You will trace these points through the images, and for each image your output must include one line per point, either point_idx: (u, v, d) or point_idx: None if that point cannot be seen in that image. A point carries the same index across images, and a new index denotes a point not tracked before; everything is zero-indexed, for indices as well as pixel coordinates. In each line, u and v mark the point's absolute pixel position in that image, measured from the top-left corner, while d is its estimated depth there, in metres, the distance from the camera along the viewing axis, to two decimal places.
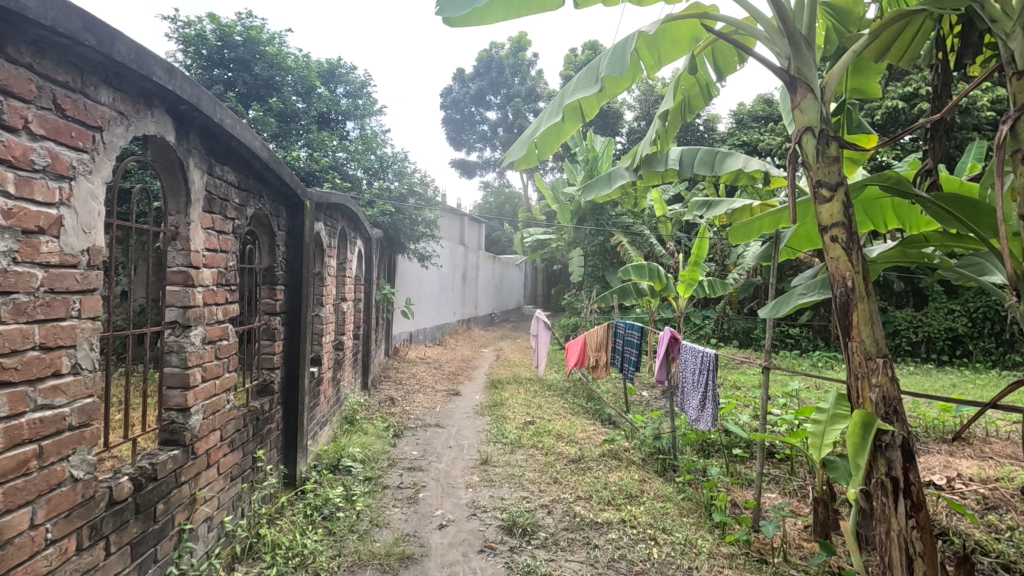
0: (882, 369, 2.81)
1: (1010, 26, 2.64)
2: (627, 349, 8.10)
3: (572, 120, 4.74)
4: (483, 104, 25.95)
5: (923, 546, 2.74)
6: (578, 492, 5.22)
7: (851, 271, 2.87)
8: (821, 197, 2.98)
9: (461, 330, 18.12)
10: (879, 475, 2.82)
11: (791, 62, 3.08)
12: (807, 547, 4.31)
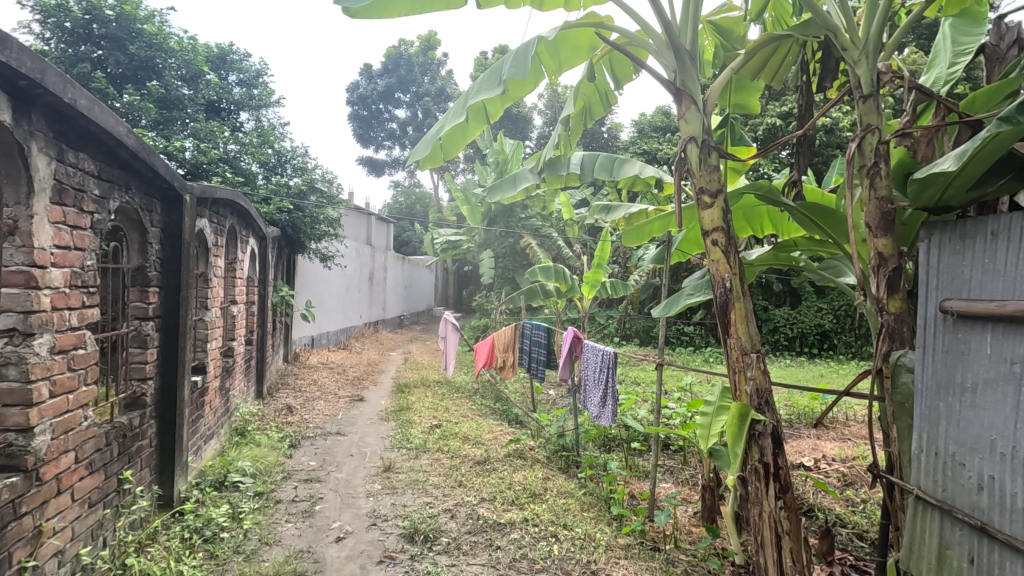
0: (756, 363, 3.04)
1: (857, 55, 2.96)
2: (534, 349, 8.23)
3: (478, 121, 4.77)
4: (392, 101, 25.37)
5: (789, 524, 2.98)
6: (482, 494, 5.21)
7: (730, 272, 3.09)
8: (703, 203, 3.18)
9: (368, 333, 17.57)
10: (753, 461, 3.04)
11: (676, 75, 3.26)
12: (695, 533, 4.58)
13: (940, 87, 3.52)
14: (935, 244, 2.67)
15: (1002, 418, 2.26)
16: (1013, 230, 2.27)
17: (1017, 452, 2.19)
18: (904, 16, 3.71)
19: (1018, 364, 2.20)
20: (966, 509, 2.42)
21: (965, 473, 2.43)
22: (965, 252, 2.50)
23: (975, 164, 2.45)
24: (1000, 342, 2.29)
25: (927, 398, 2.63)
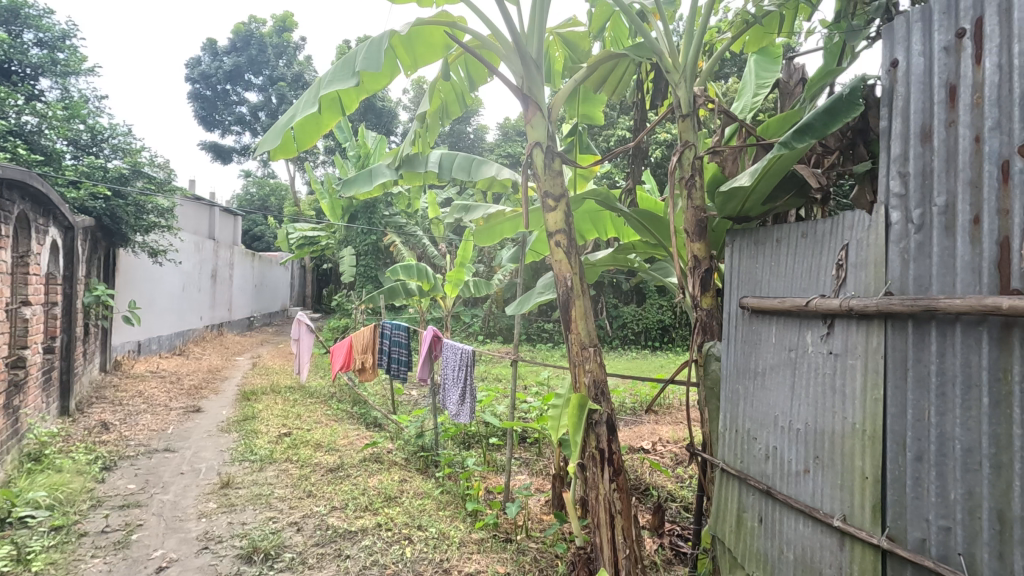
0: (593, 357, 3.27)
1: (677, 78, 3.32)
2: (394, 350, 8.05)
3: (332, 112, 4.52)
4: (241, 82, 23.20)
5: (621, 504, 3.24)
6: (333, 503, 4.97)
7: (571, 272, 3.29)
8: (548, 206, 3.34)
9: (211, 336, 15.88)
10: (591, 448, 3.26)
11: (523, 82, 3.39)
12: (545, 520, 4.81)
13: (746, 113, 4.06)
14: (736, 249, 3.10)
15: (783, 396, 2.68)
16: (791, 237, 2.72)
17: (793, 424, 2.61)
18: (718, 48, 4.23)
19: (794, 350, 2.63)
20: (756, 476, 2.82)
21: (757, 445, 2.83)
22: (758, 256, 2.93)
23: (765, 179, 2.85)
24: (782, 332, 2.72)
25: (731, 382, 3.04)
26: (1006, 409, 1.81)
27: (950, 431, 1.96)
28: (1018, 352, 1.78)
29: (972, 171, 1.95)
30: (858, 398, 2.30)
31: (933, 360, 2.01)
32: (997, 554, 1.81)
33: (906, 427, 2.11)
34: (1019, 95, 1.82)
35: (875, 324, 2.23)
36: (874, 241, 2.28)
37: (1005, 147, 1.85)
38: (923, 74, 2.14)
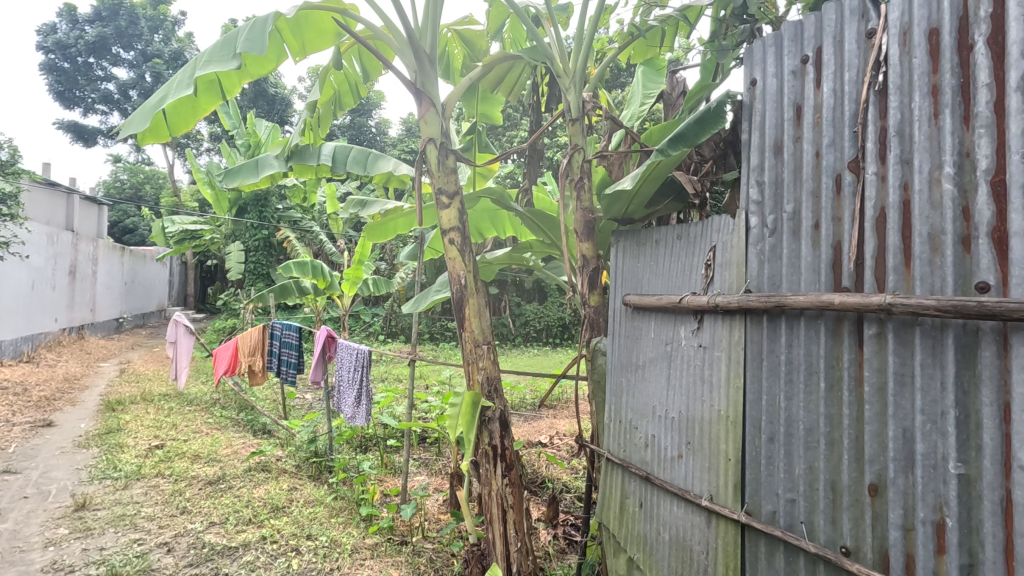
0: (486, 355, 3.29)
1: (567, 82, 3.43)
2: (285, 351, 7.60)
3: (210, 96, 4.17)
4: (107, 56, 20.74)
5: (513, 498, 3.30)
6: (211, 518, 4.59)
7: (465, 270, 3.29)
8: (441, 203, 3.31)
9: (68, 340, 14.07)
10: (484, 445, 3.29)
11: (416, 76, 3.33)
12: (442, 520, 4.78)
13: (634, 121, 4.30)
14: (621, 249, 3.27)
15: (660, 387, 2.86)
16: (669, 239, 2.91)
17: (668, 412, 2.80)
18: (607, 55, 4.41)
19: (670, 344, 2.82)
20: (637, 463, 2.99)
21: (638, 433, 3.01)
22: (640, 256, 3.11)
23: (646, 183, 3.02)
24: (660, 327, 2.90)
25: (615, 375, 3.20)
26: (839, 392, 2.07)
27: (796, 413, 2.20)
28: (847, 342, 2.04)
29: (813, 182, 2.20)
30: (723, 387, 2.51)
31: (783, 350, 2.25)
32: (831, 519, 2.07)
33: (761, 412, 2.34)
34: (849, 117, 2.09)
35: (737, 319, 2.45)
36: (736, 243, 2.51)
37: (838, 162, 2.12)
38: (775, 93, 2.38)
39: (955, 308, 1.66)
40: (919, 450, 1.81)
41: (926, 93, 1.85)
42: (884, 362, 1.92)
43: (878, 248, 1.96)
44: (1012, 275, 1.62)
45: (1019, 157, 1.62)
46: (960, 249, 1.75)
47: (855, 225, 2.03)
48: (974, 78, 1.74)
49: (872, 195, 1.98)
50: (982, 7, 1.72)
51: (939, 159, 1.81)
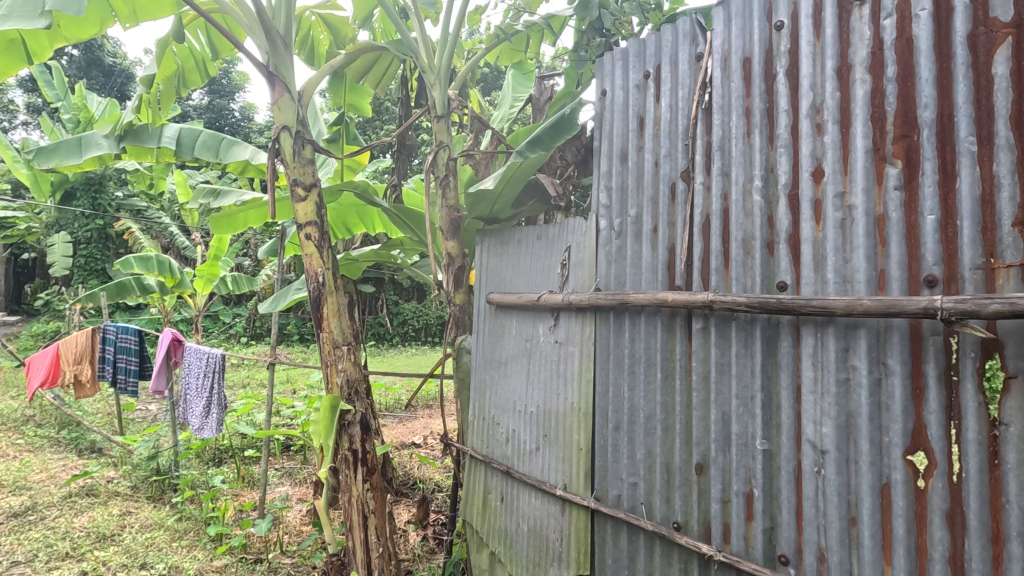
0: (346, 356, 3.16)
1: (433, 79, 3.40)
2: (120, 358, 6.68)
3: (11, 58, 3.53)
4: None
5: (375, 503, 3.20)
6: (14, 557, 3.91)
7: (323, 267, 3.13)
8: (297, 196, 3.11)
9: None
10: (343, 450, 3.15)
11: (269, 58, 3.10)
12: (304, 531, 4.53)
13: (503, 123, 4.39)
14: (485, 248, 3.31)
15: (520, 383, 2.94)
16: (529, 239, 3.00)
17: (527, 407, 2.88)
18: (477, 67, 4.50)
19: (529, 341, 2.91)
20: (499, 458, 3.05)
21: (499, 429, 3.06)
22: (503, 254, 3.17)
23: (507, 184, 3.07)
24: (520, 324, 2.98)
25: (479, 372, 3.24)
26: (672, 382, 2.27)
27: (638, 403, 2.38)
28: (679, 336, 2.24)
29: (653, 189, 2.39)
30: (575, 380, 2.64)
31: (627, 345, 2.42)
32: (665, 499, 2.26)
33: (608, 402, 2.50)
34: (681, 131, 2.30)
35: (588, 316, 2.59)
36: (588, 244, 2.65)
37: (673, 172, 2.32)
38: (622, 104, 2.55)
39: (760, 305, 1.90)
40: (734, 431, 2.05)
41: (741, 114, 2.09)
42: (708, 353, 2.14)
43: (704, 250, 2.19)
44: (803, 276, 1.89)
45: (808, 175, 1.89)
46: (766, 253, 2.00)
47: (686, 230, 2.24)
48: (777, 103, 2.00)
49: (699, 203, 2.20)
50: (783, 42, 1.99)
51: (751, 172, 2.06)
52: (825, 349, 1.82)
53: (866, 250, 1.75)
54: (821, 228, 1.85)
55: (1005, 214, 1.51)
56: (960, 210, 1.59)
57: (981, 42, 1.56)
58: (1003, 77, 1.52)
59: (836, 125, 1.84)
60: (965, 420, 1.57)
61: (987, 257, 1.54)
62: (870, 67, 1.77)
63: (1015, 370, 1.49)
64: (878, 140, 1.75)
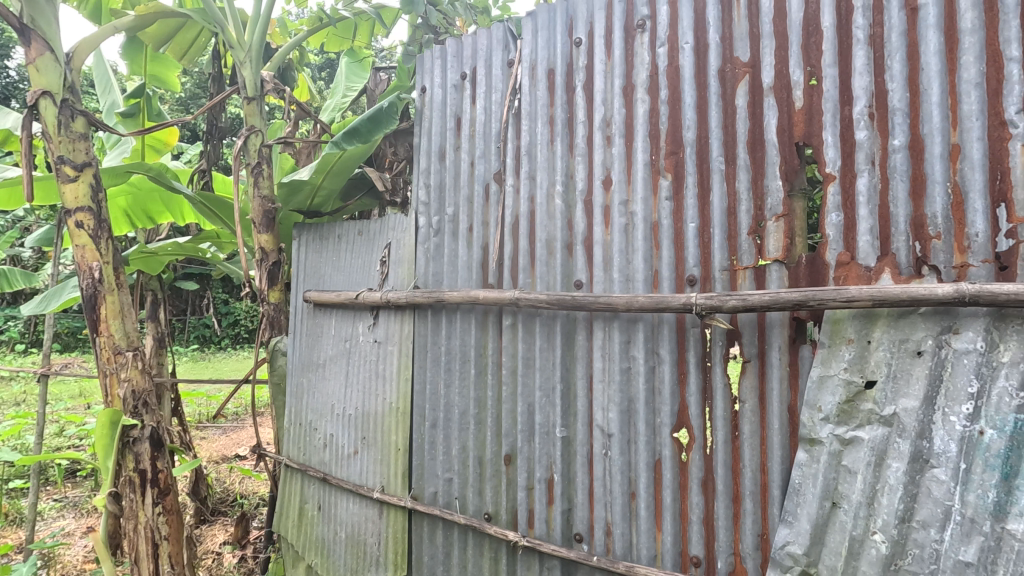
0: (132, 363, 2.75)
1: (243, 56, 3.10)
2: None
3: None
4: None
5: (169, 527, 2.85)
6: None
7: (100, 261, 2.68)
8: (63, 175, 2.62)
9: None
10: (127, 472, 2.75)
11: (22, 6, 2.55)
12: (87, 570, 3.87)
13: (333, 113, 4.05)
14: (303, 243, 3.10)
15: (338, 385, 2.82)
16: (350, 234, 2.88)
17: (346, 410, 2.77)
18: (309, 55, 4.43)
19: (348, 340, 2.80)
20: (316, 465, 2.89)
21: (317, 434, 2.90)
22: (322, 250, 3.00)
23: (336, 176, 2.95)
24: (340, 323, 2.86)
25: (296, 375, 3.04)
26: (484, 377, 2.34)
27: (453, 399, 2.41)
28: (491, 332, 2.32)
29: (469, 188, 2.43)
30: (394, 379, 2.60)
31: (443, 342, 2.44)
32: (478, 491, 2.33)
33: (425, 400, 2.50)
34: (494, 134, 2.37)
35: (407, 314, 2.56)
36: (407, 242, 2.61)
37: (487, 173, 2.38)
38: (440, 103, 2.56)
39: (559, 302, 2.04)
40: (538, 420, 2.17)
41: (546, 122, 2.22)
42: (516, 348, 2.25)
43: (514, 250, 2.28)
44: (595, 275, 2.06)
45: (600, 182, 2.07)
46: (565, 253, 2.14)
47: (498, 230, 2.32)
48: (576, 114, 2.15)
49: (509, 204, 2.30)
50: (581, 58, 2.15)
51: (554, 177, 2.19)
52: (611, 341, 2.01)
53: (644, 252, 1.96)
54: (610, 232, 2.04)
55: (743, 224, 1.80)
56: (712, 220, 1.85)
57: (727, 76, 1.84)
58: (742, 108, 1.80)
59: (621, 139, 2.03)
60: (715, 399, 1.84)
61: (731, 260, 1.82)
62: (648, 89, 1.99)
63: (749, 355, 1.78)
64: (653, 154, 1.97)
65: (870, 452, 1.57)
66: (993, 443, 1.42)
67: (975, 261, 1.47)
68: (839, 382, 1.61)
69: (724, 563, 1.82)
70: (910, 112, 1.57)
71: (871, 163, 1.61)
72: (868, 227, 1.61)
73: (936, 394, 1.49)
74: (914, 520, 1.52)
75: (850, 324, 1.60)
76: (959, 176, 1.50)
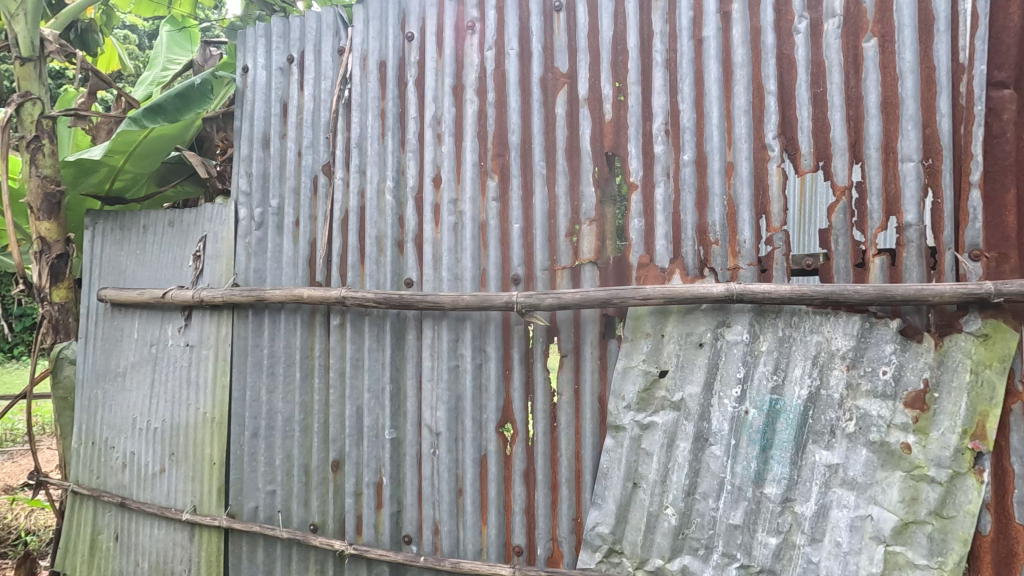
0: None
1: (13, 8, 2.58)
2: None
3: None
4: None
5: None
6: None
7: None
8: None
9: None
10: None
11: None
12: None
13: (154, 87, 3.33)
14: (98, 233, 2.67)
15: (141, 396, 2.48)
16: (157, 225, 2.54)
17: (150, 423, 2.45)
18: (118, 21, 3.78)
19: (154, 345, 2.48)
20: (112, 489, 2.51)
21: (114, 454, 2.52)
22: (122, 242, 2.61)
23: (143, 160, 2.55)
24: (144, 326, 2.51)
25: (87, 388, 2.61)
26: (311, 380, 2.21)
27: (276, 406, 2.24)
28: (319, 332, 2.19)
29: (295, 180, 2.28)
30: (208, 387, 2.35)
31: (265, 345, 2.25)
32: (303, 501, 2.19)
33: (245, 408, 2.29)
34: (324, 123, 2.25)
35: (224, 315, 2.33)
36: (225, 235, 2.37)
37: (315, 164, 2.26)
38: (263, 86, 2.35)
39: (387, 300, 1.99)
40: (366, 423, 2.09)
41: (377, 115, 2.15)
42: (344, 349, 2.15)
43: (343, 246, 2.19)
44: (425, 273, 2.04)
45: (430, 180, 2.05)
46: (396, 250, 2.10)
47: (326, 225, 2.20)
48: (407, 110, 2.11)
49: (339, 198, 2.19)
50: (413, 53, 2.11)
51: (384, 173, 2.13)
52: (440, 339, 2.01)
53: (472, 251, 1.98)
54: (439, 230, 2.03)
55: (562, 226, 1.90)
56: (534, 221, 1.93)
57: (549, 84, 1.93)
58: (561, 116, 1.91)
59: (452, 138, 2.04)
60: (536, 394, 1.92)
61: (551, 260, 1.91)
62: (477, 90, 2.02)
63: (566, 350, 1.89)
64: (481, 155, 2.00)
65: (664, 434, 1.74)
66: (755, 420, 1.66)
67: (744, 263, 1.70)
68: (639, 372, 1.77)
69: (543, 549, 1.91)
70: (696, 130, 1.77)
71: (666, 175, 1.79)
72: (664, 233, 1.78)
73: (713, 380, 1.70)
74: (697, 492, 1.71)
75: (649, 319, 1.77)
76: (733, 190, 1.72)
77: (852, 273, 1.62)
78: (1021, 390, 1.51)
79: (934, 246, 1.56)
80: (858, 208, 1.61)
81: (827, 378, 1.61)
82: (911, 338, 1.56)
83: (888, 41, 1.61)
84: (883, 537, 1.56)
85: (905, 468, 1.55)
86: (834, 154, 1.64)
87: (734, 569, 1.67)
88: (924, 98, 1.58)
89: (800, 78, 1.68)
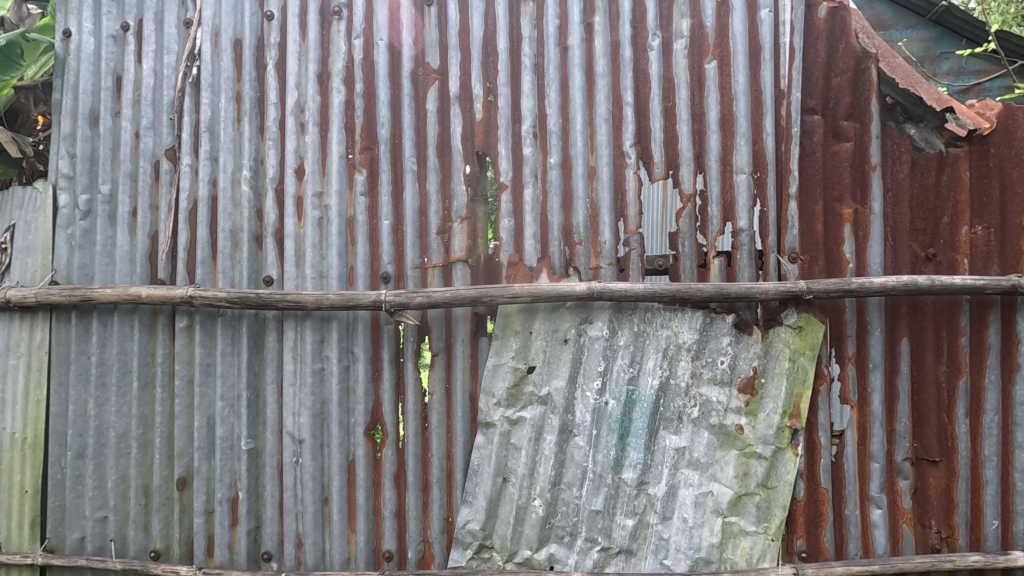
0: None
1: None
2: None
3: None
4: None
5: None
6: None
7: None
8: None
9: None
10: None
11: None
12: None
13: None
14: None
15: None
16: None
17: None
18: None
19: None
20: None
21: None
22: None
23: None
24: None
25: None
26: (152, 390, 1.96)
27: (107, 420, 1.96)
28: (161, 336, 1.96)
29: (130, 164, 2.01)
30: (17, 403, 2.00)
31: (94, 351, 1.96)
32: (142, 526, 1.95)
33: (67, 425, 1.98)
34: (167, 103, 2.01)
35: (39, 318, 1.99)
36: (41, 225, 2.02)
37: (156, 148, 2.01)
38: (90, 54, 2.03)
39: (242, 300, 1.83)
40: (219, 434, 1.91)
41: (232, 98, 1.97)
42: (193, 354, 1.94)
43: (191, 240, 1.98)
44: (286, 270, 1.91)
45: (292, 171, 1.92)
46: (254, 246, 1.95)
47: (171, 215, 1.98)
48: (266, 95, 1.96)
49: (185, 187, 1.98)
50: (273, 34, 1.97)
51: (240, 161, 1.96)
52: (303, 341, 1.89)
53: (338, 248, 1.89)
54: (302, 225, 1.91)
55: (433, 224, 1.88)
56: (405, 219, 1.89)
57: (419, 79, 1.90)
58: (432, 112, 1.88)
59: (316, 127, 1.92)
60: (406, 394, 1.88)
61: (422, 258, 1.88)
62: (344, 79, 1.93)
63: (437, 349, 1.87)
64: (349, 147, 1.92)
65: (531, 429, 1.80)
66: (614, 411, 1.77)
67: (605, 263, 1.80)
68: (509, 369, 1.80)
69: (414, 551, 1.87)
70: (562, 135, 1.84)
71: (535, 176, 1.84)
72: (533, 233, 1.83)
73: (576, 374, 1.78)
74: (563, 482, 1.79)
75: (517, 317, 1.81)
76: (595, 194, 1.82)
77: (696, 273, 1.78)
78: (826, 373, 1.77)
79: (761, 249, 1.76)
80: (701, 213, 1.78)
81: (675, 368, 1.75)
82: (743, 331, 1.75)
83: (726, 64, 1.79)
84: (721, 510, 1.73)
85: (738, 447, 1.74)
86: (682, 164, 1.79)
87: (596, 552, 1.77)
88: (753, 118, 1.78)
89: (653, 92, 1.81)
